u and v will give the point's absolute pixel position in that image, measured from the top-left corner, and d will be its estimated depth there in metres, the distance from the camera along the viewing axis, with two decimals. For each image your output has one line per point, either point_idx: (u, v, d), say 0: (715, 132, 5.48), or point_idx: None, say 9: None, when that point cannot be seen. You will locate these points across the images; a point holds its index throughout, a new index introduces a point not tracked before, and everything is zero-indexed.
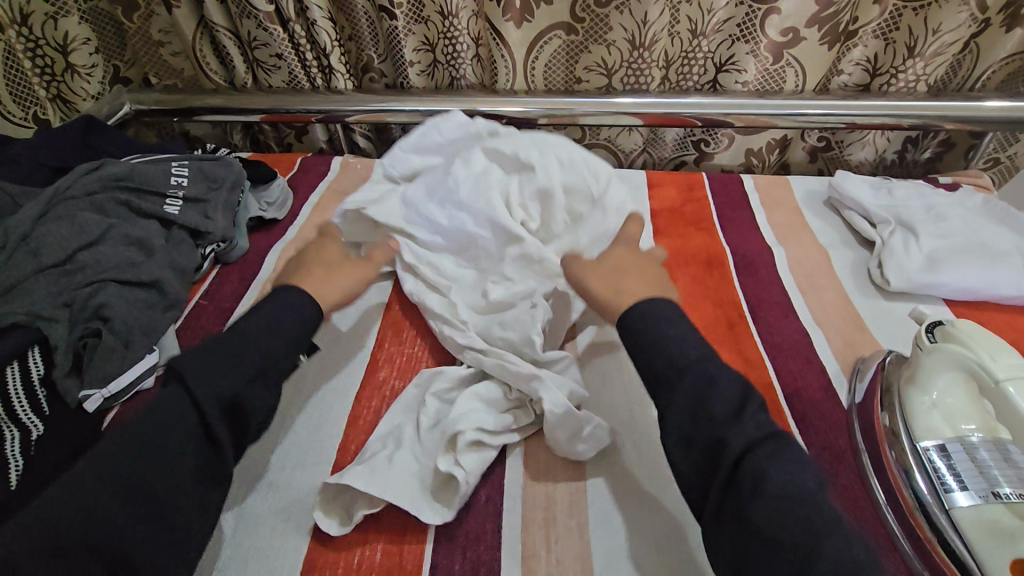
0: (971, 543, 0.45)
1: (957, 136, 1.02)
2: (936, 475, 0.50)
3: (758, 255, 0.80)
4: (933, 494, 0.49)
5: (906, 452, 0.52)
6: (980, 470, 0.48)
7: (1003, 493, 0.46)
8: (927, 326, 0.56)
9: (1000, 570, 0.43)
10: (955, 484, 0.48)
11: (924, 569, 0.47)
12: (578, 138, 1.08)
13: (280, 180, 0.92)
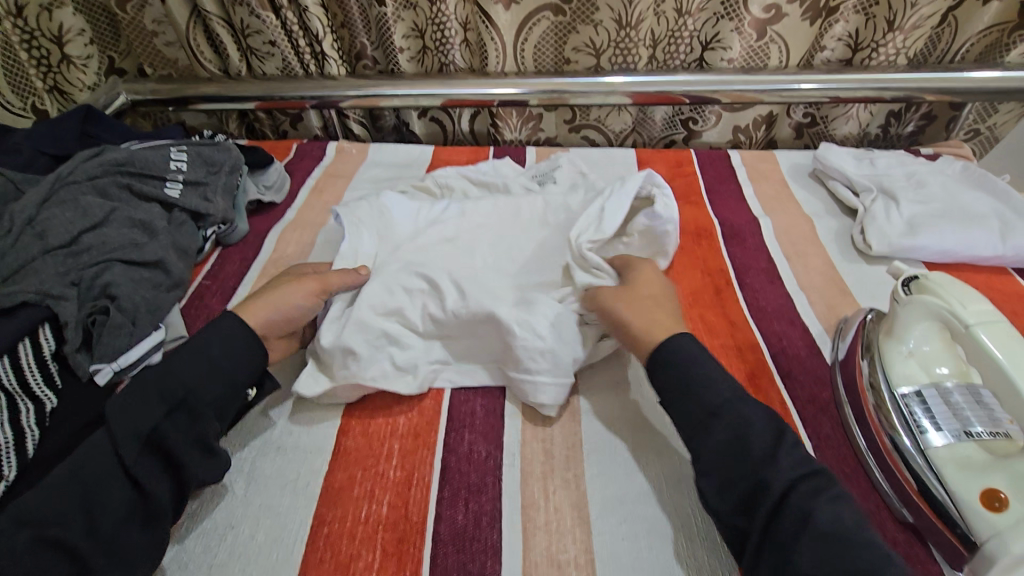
0: (944, 478, 0.48)
1: (938, 108, 1.05)
2: (912, 419, 0.52)
3: (745, 225, 0.83)
4: (910, 437, 0.51)
5: (884, 398, 0.55)
6: (953, 413, 0.51)
7: (974, 432, 0.48)
8: (903, 279, 0.58)
9: (973, 500, 0.46)
10: (930, 425, 0.51)
11: (905, 512, 0.50)
12: (568, 120, 1.10)
13: (277, 164, 0.94)
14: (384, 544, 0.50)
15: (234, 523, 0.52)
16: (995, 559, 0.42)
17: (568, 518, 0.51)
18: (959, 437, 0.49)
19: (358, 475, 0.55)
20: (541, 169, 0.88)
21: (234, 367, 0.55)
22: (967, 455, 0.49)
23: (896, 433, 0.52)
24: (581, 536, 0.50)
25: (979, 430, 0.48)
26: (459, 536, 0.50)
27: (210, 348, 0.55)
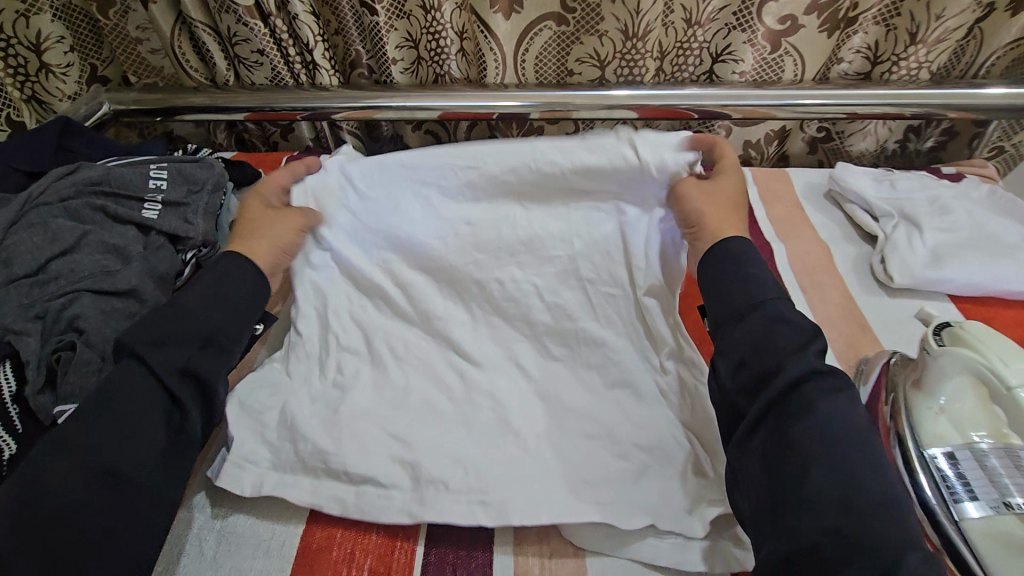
0: (982, 555, 0.43)
1: (960, 125, 1.00)
2: (945, 484, 0.47)
3: (758, 252, 0.78)
4: (940, 502, 0.47)
5: (912, 458, 0.50)
6: (991, 480, 0.46)
7: (1015, 504, 0.44)
8: (933, 328, 0.53)
9: None
10: (964, 493, 0.46)
11: None
12: (570, 133, 1.05)
13: (264, 180, 0.89)
14: None
15: None
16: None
17: None
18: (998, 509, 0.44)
19: (338, 534, 0.53)
20: None
21: (243, 302, 0.60)
22: (1008, 531, 0.43)
23: (929, 494, 0.48)
24: None
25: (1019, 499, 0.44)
26: None
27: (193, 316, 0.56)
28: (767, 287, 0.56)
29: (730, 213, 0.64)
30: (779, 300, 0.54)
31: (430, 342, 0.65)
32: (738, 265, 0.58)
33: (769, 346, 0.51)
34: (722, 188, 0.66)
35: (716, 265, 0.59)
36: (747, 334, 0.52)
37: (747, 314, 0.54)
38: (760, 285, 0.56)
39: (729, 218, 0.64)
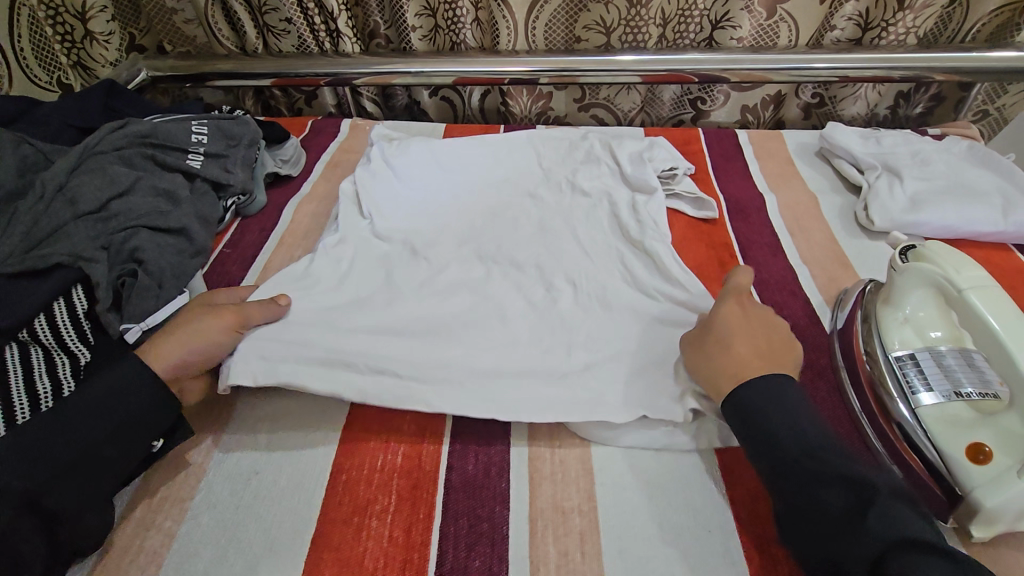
0: (934, 436, 0.50)
1: (947, 89, 1.05)
2: (905, 381, 0.54)
3: (751, 202, 0.85)
4: (902, 398, 0.53)
5: (880, 364, 0.56)
6: (945, 374, 0.53)
7: (964, 392, 0.51)
8: (900, 250, 0.59)
9: (958, 454, 0.48)
10: (921, 386, 0.53)
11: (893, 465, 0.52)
12: (577, 99, 1.12)
13: (293, 139, 0.96)
14: (399, 488, 0.54)
15: (259, 469, 0.56)
16: (981, 507, 0.45)
17: (572, 471, 0.55)
18: (949, 397, 0.51)
19: (374, 427, 0.59)
20: (548, 151, 0.90)
21: (139, 413, 0.52)
22: (956, 413, 0.51)
23: (894, 402, 0.53)
24: (584, 486, 0.54)
25: (963, 389, 0.51)
26: (469, 483, 0.54)
27: (73, 429, 0.49)
28: (790, 432, 0.48)
29: (752, 348, 0.54)
30: (802, 454, 0.46)
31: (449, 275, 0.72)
32: (760, 416, 0.49)
33: (820, 510, 0.43)
34: (737, 324, 0.56)
35: (742, 419, 0.50)
36: (798, 494, 0.44)
37: (787, 472, 0.46)
38: (789, 436, 0.47)
39: (754, 348, 0.54)
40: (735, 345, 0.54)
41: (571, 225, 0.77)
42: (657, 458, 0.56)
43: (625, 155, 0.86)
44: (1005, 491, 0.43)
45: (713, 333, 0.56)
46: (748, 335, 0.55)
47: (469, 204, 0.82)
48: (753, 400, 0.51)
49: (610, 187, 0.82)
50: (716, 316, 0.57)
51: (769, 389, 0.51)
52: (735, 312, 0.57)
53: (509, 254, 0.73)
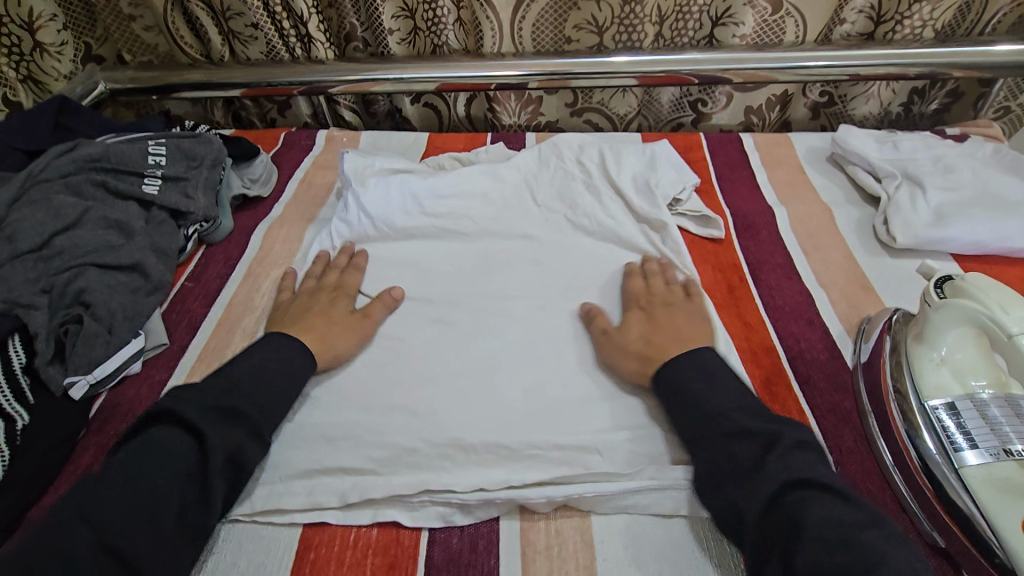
0: (980, 502, 0.44)
1: (965, 85, 0.98)
2: (944, 433, 0.48)
3: (759, 216, 0.78)
4: (942, 454, 0.47)
5: (914, 411, 0.50)
6: (991, 428, 0.47)
7: (1014, 451, 0.45)
8: (936, 280, 0.53)
9: (1013, 530, 0.41)
10: (964, 442, 0.47)
11: (932, 529, 0.46)
12: (569, 103, 1.04)
13: (263, 155, 0.89)
14: (374, 568, 0.48)
15: (216, 547, 0.49)
16: None
17: (569, 541, 0.49)
18: (998, 454, 0.45)
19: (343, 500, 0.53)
20: (541, 173, 0.81)
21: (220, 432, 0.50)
22: (1008, 477, 0.44)
23: (929, 450, 0.48)
24: (583, 561, 0.48)
25: (1010, 446, 0.45)
26: (453, 560, 0.48)
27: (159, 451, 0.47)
28: (704, 398, 0.52)
29: (656, 332, 0.59)
30: (718, 415, 0.50)
31: (436, 319, 0.66)
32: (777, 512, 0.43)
33: None
34: (637, 317, 0.61)
35: (661, 387, 0.55)
36: (707, 450, 0.49)
37: (698, 438, 0.50)
38: (706, 397, 0.52)
39: (669, 331, 0.59)
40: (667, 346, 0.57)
41: (570, 263, 0.71)
42: (663, 523, 0.50)
43: (628, 175, 0.78)
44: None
45: (639, 320, 0.61)
46: (693, 321, 0.60)
47: (459, 241, 0.75)
48: (671, 369, 0.55)
49: (616, 221, 0.74)
50: (626, 324, 0.61)
51: (671, 359, 0.56)
52: (661, 308, 0.62)
53: (499, 299, 0.67)
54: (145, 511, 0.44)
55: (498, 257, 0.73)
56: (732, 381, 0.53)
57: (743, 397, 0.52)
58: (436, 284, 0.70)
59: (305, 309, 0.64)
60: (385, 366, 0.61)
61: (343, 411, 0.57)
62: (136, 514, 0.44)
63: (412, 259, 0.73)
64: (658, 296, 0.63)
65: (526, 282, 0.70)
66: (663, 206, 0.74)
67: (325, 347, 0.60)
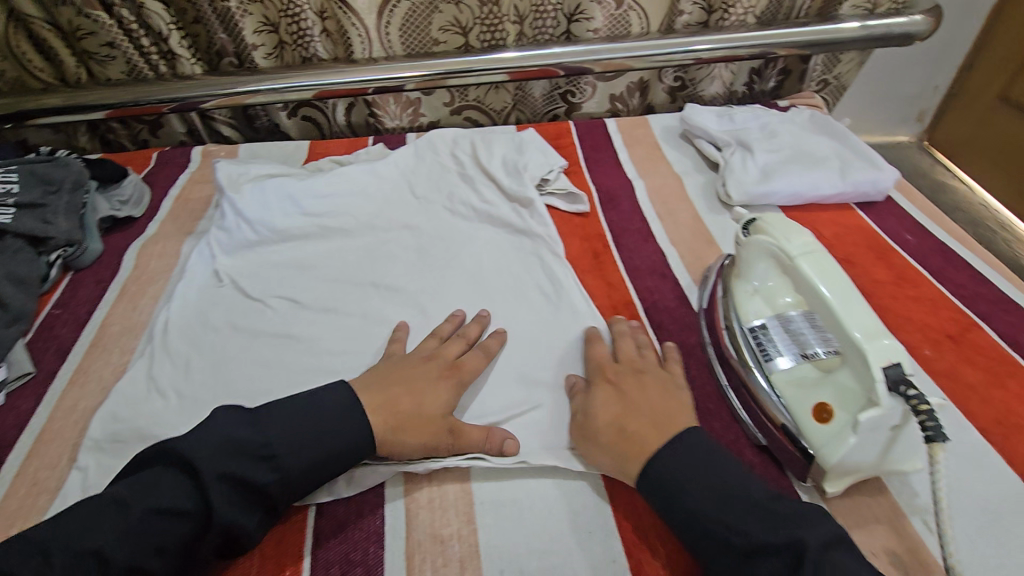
0: (784, 398, 0.52)
1: (791, 63, 1.13)
2: (759, 348, 0.56)
3: (620, 190, 0.86)
4: (758, 366, 0.55)
5: (737, 335, 0.58)
6: (793, 338, 0.53)
7: (812, 353, 0.51)
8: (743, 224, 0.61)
9: (807, 415, 0.50)
10: (774, 352, 0.54)
11: (758, 432, 0.54)
12: (447, 103, 1.08)
13: (133, 176, 0.86)
14: (261, 549, 0.49)
15: None
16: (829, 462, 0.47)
17: (451, 493, 0.53)
18: (801, 360, 0.52)
19: None
20: (419, 168, 0.85)
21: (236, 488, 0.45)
22: (805, 375, 0.52)
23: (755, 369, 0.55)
24: (464, 508, 0.52)
25: (802, 350, 0.52)
26: (340, 527, 0.50)
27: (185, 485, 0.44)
28: (695, 492, 0.45)
29: (639, 414, 0.51)
30: (728, 531, 0.42)
31: (320, 313, 0.68)
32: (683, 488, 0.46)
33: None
34: (605, 398, 0.54)
35: (655, 500, 0.47)
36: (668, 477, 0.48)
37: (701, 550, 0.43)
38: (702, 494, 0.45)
39: (642, 414, 0.51)
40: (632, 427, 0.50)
41: (450, 247, 0.75)
42: (537, 465, 0.54)
43: (498, 161, 0.84)
44: (844, 442, 0.46)
45: (605, 401, 0.54)
46: (645, 399, 0.53)
47: (341, 238, 0.77)
48: (662, 468, 0.47)
49: (491, 204, 0.79)
50: (596, 405, 0.53)
51: (661, 455, 0.48)
52: (665, 380, 0.55)
53: (382, 288, 0.70)
54: (125, 563, 0.41)
55: (379, 248, 0.76)
56: (729, 479, 0.45)
57: (752, 494, 0.44)
58: (320, 282, 0.72)
59: (399, 376, 0.55)
60: (268, 363, 0.62)
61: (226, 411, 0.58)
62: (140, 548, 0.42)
63: (295, 258, 0.74)
64: (627, 363, 0.57)
65: (406, 269, 0.73)
66: (531, 186, 0.80)
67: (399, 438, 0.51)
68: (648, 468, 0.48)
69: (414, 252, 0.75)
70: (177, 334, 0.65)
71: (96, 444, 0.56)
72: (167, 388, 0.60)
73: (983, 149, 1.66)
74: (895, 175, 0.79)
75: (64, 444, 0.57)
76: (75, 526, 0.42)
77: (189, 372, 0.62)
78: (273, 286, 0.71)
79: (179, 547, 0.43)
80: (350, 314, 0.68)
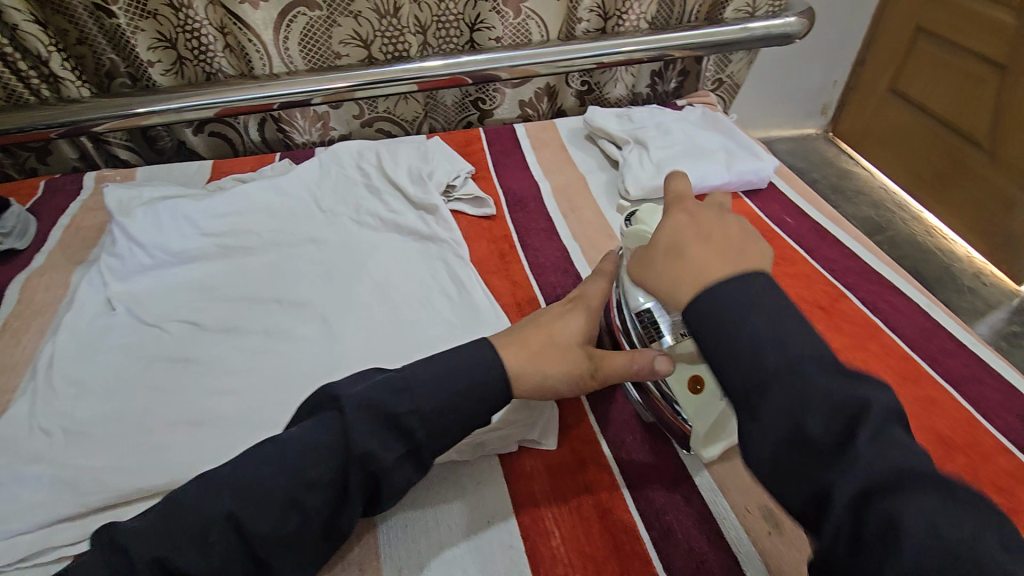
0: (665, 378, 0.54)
1: (688, 64, 1.19)
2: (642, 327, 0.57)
3: (527, 191, 0.89)
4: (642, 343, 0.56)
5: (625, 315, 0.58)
6: None
7: None
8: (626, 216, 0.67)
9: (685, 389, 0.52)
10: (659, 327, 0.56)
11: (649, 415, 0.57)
12: (357, 115, 1.08)
13: (15, 206, 0.81)
14: None
15: None
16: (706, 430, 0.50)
17: None
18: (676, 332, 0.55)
19: None
20: (324, 181, 0.85)
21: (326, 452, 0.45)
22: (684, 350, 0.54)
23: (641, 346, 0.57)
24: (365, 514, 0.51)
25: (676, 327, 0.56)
26: None
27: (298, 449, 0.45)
28: (769, 346, 0.38)
29: (716, 250, 0.45)
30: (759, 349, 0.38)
31: (222, 333, 0.67)
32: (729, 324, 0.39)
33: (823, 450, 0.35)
34: (684, 223, 0.49)
35: (701, 333, 0.41)
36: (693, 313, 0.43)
37: (753, 407, 0.37)
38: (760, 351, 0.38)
39: (720, 244, 0.45)
40: (690, 250, 0.45)
41: (356, 257, 0.75)
42: (442, 463, 0.54)
43: (403, 170, 0.85)
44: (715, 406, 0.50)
45: (684, 225, 0.49)
46: (729, 245, 0.46)
47: (243, 256, 0.75)
48: (705, 301, 0.41)
49: (397, 213, 0.80)
50: (667, 223, 0.49)
51: (715, 287, 0.41)
52: (734, 224, 0.48)
53: (286, 303, 0.70)
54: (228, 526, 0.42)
55: (282, 263, 0.75)
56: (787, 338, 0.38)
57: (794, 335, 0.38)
58: (221, 302, 0.70)
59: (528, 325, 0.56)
60: (164, 389, 0.61)
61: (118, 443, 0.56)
62: (251, 504, 0.43)
63: (193, 279, 0.72)
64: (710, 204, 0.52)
65: (311, 282, 0.72)
66: (436, 193, 0.81)
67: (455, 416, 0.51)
68: (700, 293, 0.42)
69: (319, 264, 0.75)
70: (61, 367, 0.62)
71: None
72: (51, 424, 0.57)
73: (878, 138, 1.81)
74: (775, 164, 0.86)
75: None
76: (198, 496, 0.43)
77: (78, 405, 0.59)
78: (169, 309, 0.69)
79: (286, 502, 0.43)
80: (253, 333, 0.67)
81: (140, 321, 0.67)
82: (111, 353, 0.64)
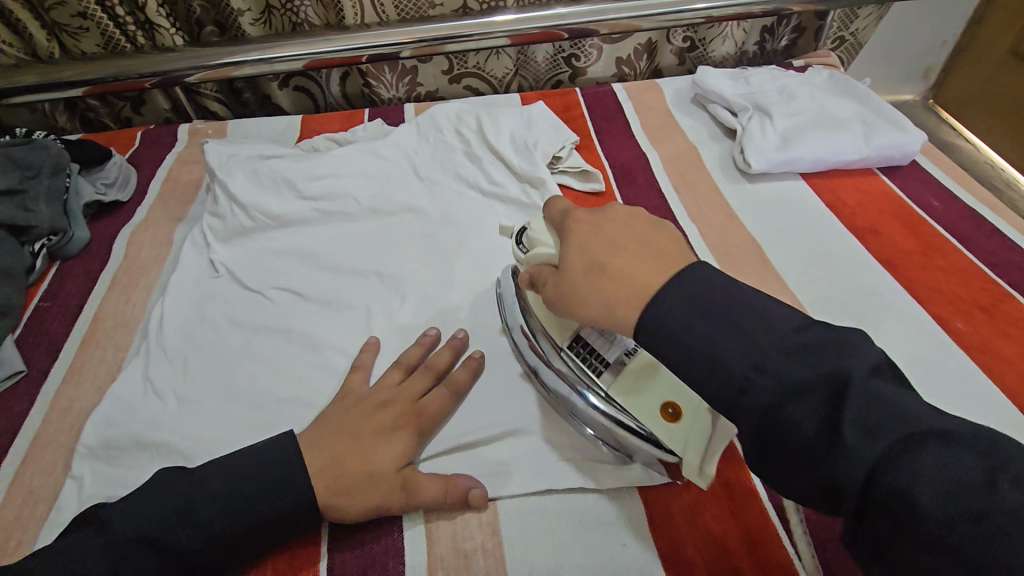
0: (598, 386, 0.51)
1: (806, 19, 1.07)
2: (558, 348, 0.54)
3: (635, 162, 0.82)
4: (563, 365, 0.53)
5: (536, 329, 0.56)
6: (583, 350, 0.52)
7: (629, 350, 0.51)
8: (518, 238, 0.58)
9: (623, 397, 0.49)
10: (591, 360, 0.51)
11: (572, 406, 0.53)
12: (445, 70, 1.03)
13: (117, 158, 0.81)
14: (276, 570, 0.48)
15: None
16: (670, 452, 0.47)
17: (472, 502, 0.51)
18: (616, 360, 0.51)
19: None
20: (421, 145, 0.81)
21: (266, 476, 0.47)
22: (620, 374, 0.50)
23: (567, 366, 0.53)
24: (487, 518, 0.50)
25: (613, 358, 0.51)
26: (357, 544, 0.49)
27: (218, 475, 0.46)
28: (722, 339, 0.37)
29: (636, 252, 0.42)
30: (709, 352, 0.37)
31: (326, 304, 0.65)
32: (677, 334, 0.38)
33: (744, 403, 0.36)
34: (584, 235, 0.45)
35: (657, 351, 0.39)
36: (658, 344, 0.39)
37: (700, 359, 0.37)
38: (705, 349, 0.37)
39: (632, 249, 0.42)
40: (610, 263, 0.42)
41: (458, 231, 0.72)
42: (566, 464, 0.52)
43: (505, 137, 0.80)
44: (694, 437, 0.45)
45: (588, 237, 0.45)
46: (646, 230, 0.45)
47: (343, 225, 0.72)
48: (661, 316, 0.38)
49: (500, 182, 0.76)
50: (569, 248, 0.45)
51: (653, 304, 0.38)
52: (629, 214, 0.47)
53: (389, 275, 0.67)
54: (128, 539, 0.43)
55: (382, 232, 0.72)
56: (729, 347, 0.37)
57: (721, 336, 0.37)
58: (324, 272, 0.68)
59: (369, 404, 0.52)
60: (273, 360, 0.60)
61: (235, 412, 0.56)
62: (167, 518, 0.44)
63: (295, 247, 0.70)
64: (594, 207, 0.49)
65: (414, 255, 0.69)
66: (541, 162, 0.76)
67: (346, 501, 0.47)
68: (650, 312, 0.38)
69: (420, 235, 0.71)
70: (171, 329, 0.62)
71: (93, 450, 0.54)
72: (165, 390, 0.57)
73: None
74: (923, 138, 0.75)
75: (57, 448, 0.55)
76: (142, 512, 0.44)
77: (189, 371, 0.59)
78: (273, 278, 0.67)
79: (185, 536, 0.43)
80: (358, 306, 0.64)
81: (246, 287, 0.66)
82: (218, 317, 0.63)
